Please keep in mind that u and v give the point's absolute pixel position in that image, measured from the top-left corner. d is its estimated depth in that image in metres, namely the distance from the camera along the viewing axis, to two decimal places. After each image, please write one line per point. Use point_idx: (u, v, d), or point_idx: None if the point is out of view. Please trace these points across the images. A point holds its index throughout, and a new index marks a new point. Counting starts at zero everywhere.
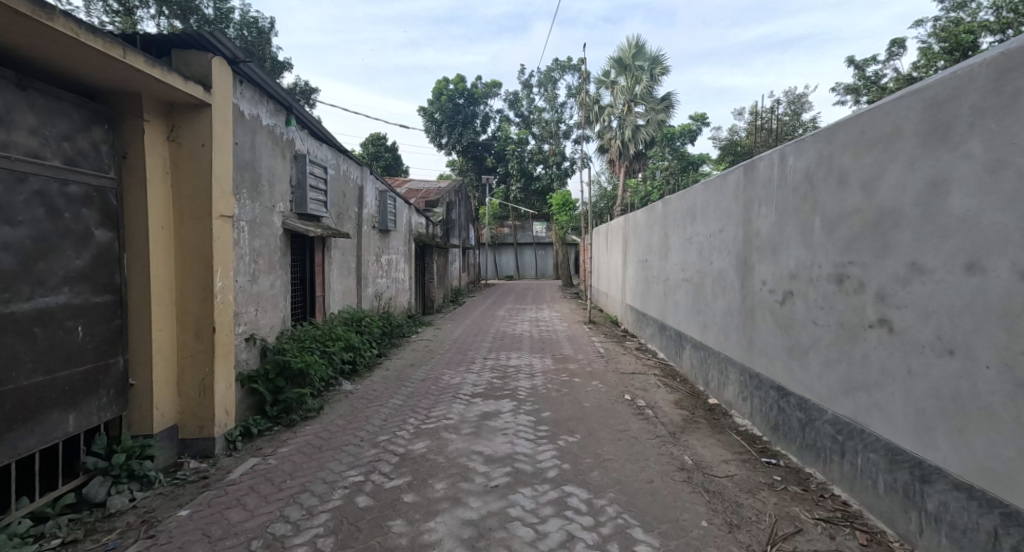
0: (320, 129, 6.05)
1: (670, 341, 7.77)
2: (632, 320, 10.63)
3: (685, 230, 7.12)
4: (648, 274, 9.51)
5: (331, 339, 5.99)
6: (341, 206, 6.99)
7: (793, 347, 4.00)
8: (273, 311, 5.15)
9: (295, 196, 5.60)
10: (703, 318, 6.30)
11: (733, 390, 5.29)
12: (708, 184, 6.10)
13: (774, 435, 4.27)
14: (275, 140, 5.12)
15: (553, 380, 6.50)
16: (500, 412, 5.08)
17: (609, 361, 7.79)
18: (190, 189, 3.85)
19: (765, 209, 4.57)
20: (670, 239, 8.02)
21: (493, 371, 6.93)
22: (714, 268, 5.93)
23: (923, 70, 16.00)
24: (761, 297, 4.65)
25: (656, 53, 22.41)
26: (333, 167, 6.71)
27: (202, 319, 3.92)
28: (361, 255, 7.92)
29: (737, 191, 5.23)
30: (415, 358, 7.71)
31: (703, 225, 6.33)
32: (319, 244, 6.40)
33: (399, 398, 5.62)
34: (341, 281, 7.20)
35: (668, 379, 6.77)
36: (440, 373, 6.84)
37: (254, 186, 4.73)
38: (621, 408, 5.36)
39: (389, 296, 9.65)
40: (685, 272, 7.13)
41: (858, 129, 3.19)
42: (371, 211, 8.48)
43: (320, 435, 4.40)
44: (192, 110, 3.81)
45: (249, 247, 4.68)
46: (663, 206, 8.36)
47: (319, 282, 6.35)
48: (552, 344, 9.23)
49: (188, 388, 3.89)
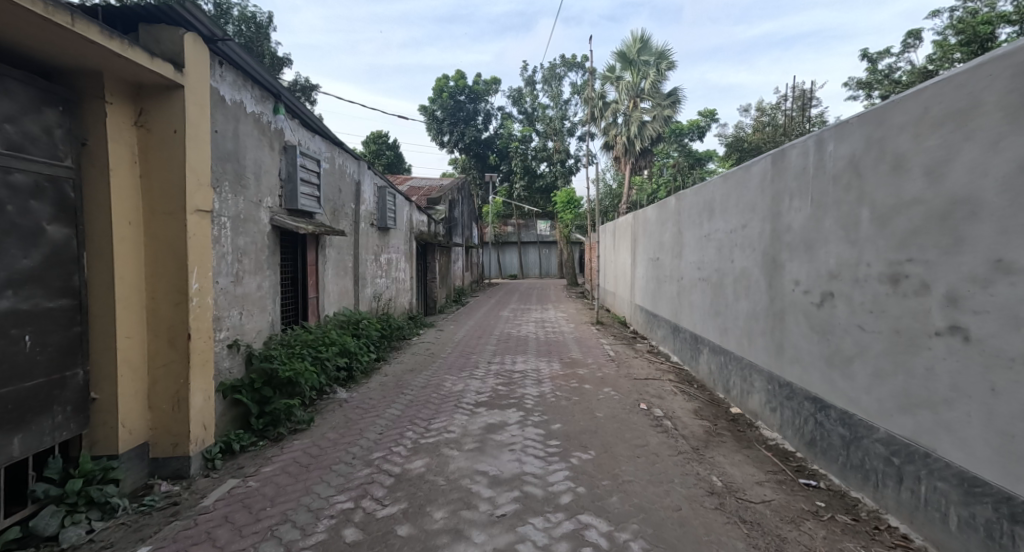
0: (313, 119, 5.66)
1: (686, 344, 7.34)
2: (642, 321, 10.21)
3: (702, 227, 6.69)
4: (659, 273, 9.07)
5: (325, 344, 5.61)
6: (336, 201, 6.60)
7: (833, 355, 3.58)
8: (260, 315, 4.76)
9: (285, 191, 5.20)
10: (723, 321, 5.87)
11: (759, 399, 4.87)
12: (729, 176, 5.67)
13: (811, 452, 3.85)
14: (262, 130, 4.73)
15: (561, 386, 6.09)
16: (506, 424, 4.68)
17: (620, 365, 7.38)
18: (161, 181, 3.47)
19: (798, 201, 4.14)
20: (684, 236, 7.60)
21: (498, 376, 6.52)
22: (736, 267, 5.51)
23: (939, 64, 15.44)
24: (792, 299, 4.23)
25: (663, 47, 21.95)
26: (328, 160, 6.32)
27: (176, 325, 3.53)
28: (358, 254, 7.53)
29: (763, 183, 4.80)
30: (415, 362, 7.31)
31: (723, 222, 5.90)
32: (313, 242, 6.01)
33: (397, 407, 5.22)
34: (337, 281, 6.82)
35: (685, 386, 6.35)
36: (442, 378, 6.44)
37: (238, 178, 4.35)
38: (637, 419, 4.94)
39: (389, 296, 9.27)
40: (702, 271, 6.70)
41: (920, 106, 2.78)
42: (369, 208, 8.08)
43: (309, 451, 4.01)
44: (161, 92, 3.42)
45: (232, 245, 4.30)
46: (677, 202, 7.93)
47: (312, 283, 5.96)
48: (559, 346, 8.82)
49: (160, 402, 3.50)
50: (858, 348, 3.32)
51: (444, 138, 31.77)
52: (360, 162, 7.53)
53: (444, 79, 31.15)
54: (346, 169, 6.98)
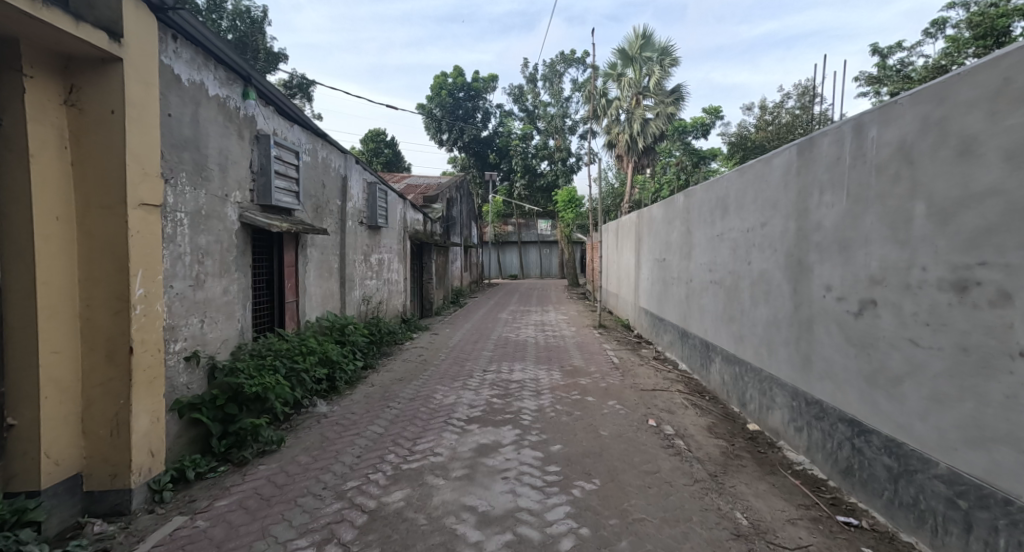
0: (290, 106, 5.17)
1: (696, 351, 6.85)
2: (647, 325, 9.72)
3: (714, 225, 6.20)
4: (666, 275, 8.60)
5: (304, 354, 5.12)
6: (318, 198, 6.12)
7: (877, 373, 3.10)
8: (226, 322, 4.29)
9: (257, 185, 4.73)
10: (739, 328, 5.39)
11: (781, 417, 4.39)
12: (746, 170, 5.18)
13: (847, 483, 3.37)
14: (230, 117, 4.25)
15: (562, 399, 5.61)
16: (500, 446, 4.20)
17: (625, 373, 6.88)
18: (97, 170, 2.99)
19: (830, 196, 3.66)
20: (693, 235, 7.12)
21: (494, 387, 6.03)
22: (754, 270, 5.02)
23: (952, 59, 14.89)
24: (823, 306, 3.74)
25: (666, 43, 21.48)
26: (309, 153, 5.83)
27: (115, 337, 3.04)
28: (345, 254, 7.05)
29: (787, 176, 4.31)
30: (406, 371, 6.82)
31: (739, 220, 5.41)
32: (291, 241, 5.52)
33: (381, 424, 4.74)
34: (321, 284, 6.35)
35: (695, 398, 5.85)
36: (432, 389, 5.96)
37: (200, 170, 3.87)
38: (646, 438, 4.45)
39: (380, 298, 8.79)
40: (714, 273, 6.21)
41: (999, 77, 2.30)
42: (358, 205, 7.61)
43: (275, 479, 3.52)
44: (95, 66, 2.93)
45: (192, 245, 3.82)
46: (685, 199, 7.45)
47: (290, 286, 5.47)
48: (560, 352, 8.34)
49: (96, 426, 3.02)
50: (909, 367, 2.83)
51: (444, 136, 31.36)
52: (346, 155, 7.04)
53: (443, 76, 30.71)
54: (331, 163, 6.51)
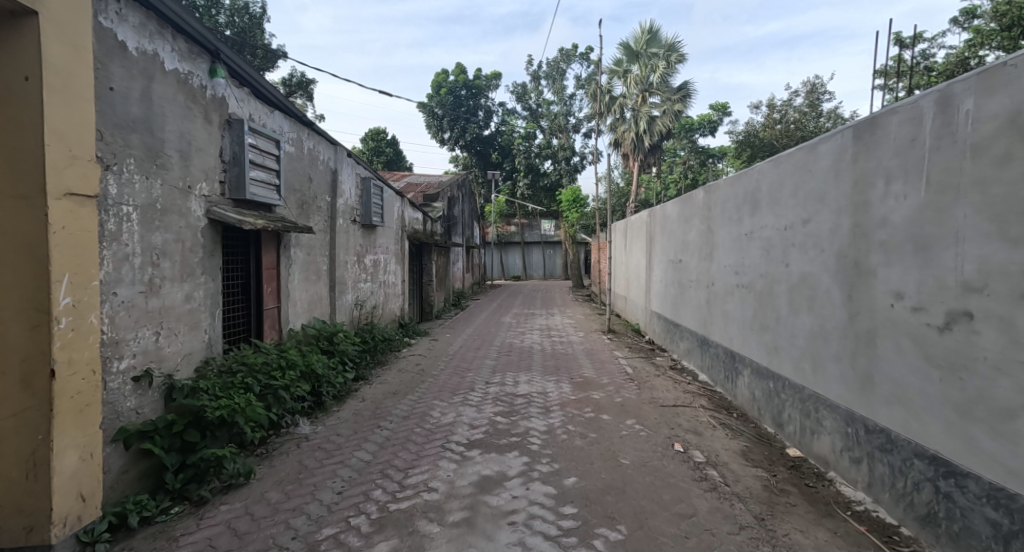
0: (269, 88, 4.58)
1: (720, 362, 6.26)
2: (661, 330, 9.13)
3: (742, 223, 5.61)
4: (682, 277, 8.01)
5: (285, 368, 4.53)
6: (303, 192, 5.55)
7: (977, 404, 2.49)
8: (190, 335, 3.71)
9: (229, 177, 4.14)
10: (775, 338, 4.79)
11: (831, 445, 3.79)
12: (784, 160, 4.59)
13: (930, 535, 2.77)
14: (195, 97, 3.68)
15: (573, 418, 5.02)
16: (505, 479, 3.61)
17: (641, 387, 6.29)
18: (11, 152, 2.44)
19: (902, 187, 3.07)
20: (716, 234, 6.53)
21: (497, 403, 5.44)
22: (795, 274, 4.43)
23: (975, 51, 14.23)
24: (891, 318, 3.14)
25: (673, 39, 20.87)
26: (292, 142, 5.25)
27: (33, 357, 2.47)
28: (335, 255, 6.47)
29: (839, 166, 3.71)
30: (401, 383, 6.25)
31: (774, 218, 4.81)
32: (271, 241, 4.94)
33: (369, 449, 4.16)
34: (307, 288, 5.77)
35: (722, 416, 5.25)
36: (430, 405, 5.38)
37: (156, 157, 3.30)
38: (674, 469, 3.86)
39: (375, 302, 8.21)
40: (742, 276, 5.61)
41: None
42: (350, 202, 7.04)
43: (236, 525, 2.94)
44: (4, 22, 2.37)
45: (145, 244, 3.24)
46: (706, 195, 6.87)
47: (270, 291, 4.89)
48: (568, 361, 7.75)
49: (9, 467, 2.46)
50: None
51: (444, 135, 30.80)
52: (336, 147, 6.47)
53: (444, 74, 30.16)
54: (318, 155, 5.93)
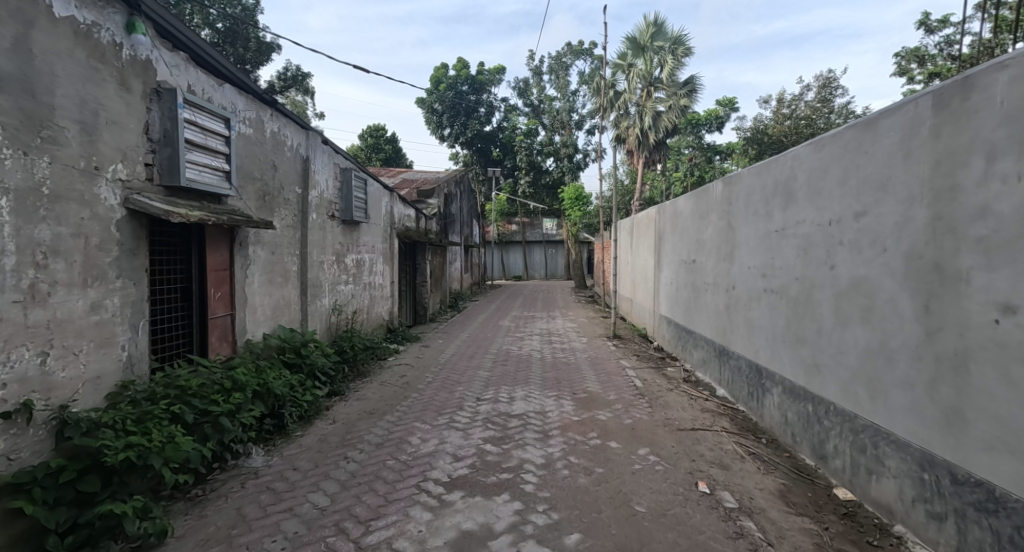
0: (214, 55, 3.84)
1: (743, 377, 5.53)
2: (671, 337, 8.40)
3: (772, 218, 4.86)
4: (696, 279, 7.28)
5: (234, 388, 3.79)
6: (264, 182, 4.82)
7: None
8: (100, 353, 2.99)
9: (159, 159, 3.42)
10: (816, 355, 4.04)
11: (898, 492, 3.04)
12: (829, 142, 3.86)
13: None
14: (105, 57, 2.95)
15: (575, 446, 4.28)
16: (491, 536, 2.88)
17: (653, 405, 5.54)
18: None
19: (1019, 166, 2.33)
20: (738, 231, 5.80)
21: (488, 425, 4.71)
22: (843, 278, 3.68)
23: (998, 41, 13.50)
24: (998, 337, 2.39)
25: (679, 32, 20.06)
26: (250, 123, 4.51)
27: None
28: (308, 255, 5.75)
29: (910, 143, 2.97)
30: (381, 400, 5.52)
31: (815, 211, 4.06)
32: (222, 237, 4.20)
33: (329, 490, 3.44)
34: (270, 291, 5.05)
35: (749, 443, 4.50)
36: (410, 428, 4.66)
37: (41, 128, 2.58)
38: (701, 520, 3.11)
39: (358, 307, 7.48)
40: (772, 279, 4.87)
41: None
42: (327, 195, 6.31)
43: None
44: None
45: (24, 240, 2.51)
46: (726, 187, 6.14)
47: (219, 296, 4.15)
48: (570, 372, 7.00)
49: None
50: None
51: (444, 131, 30.10)
52: (308, 132, 5.74)
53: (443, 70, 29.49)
54: (285, 140, 5.20)
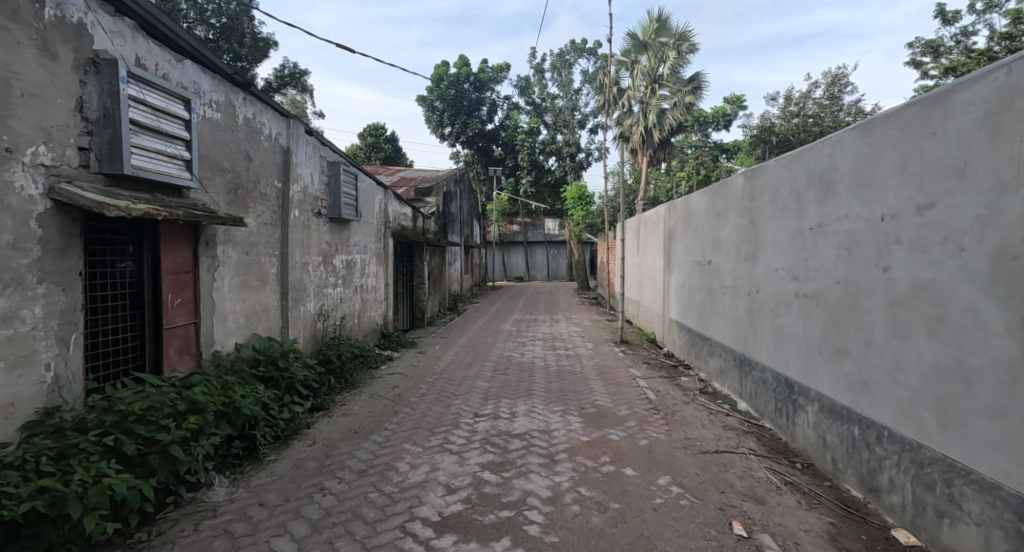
0: (169, 25, 3.33)
1: (770, 391, 4.98)
2: (683, 343, 7.86)
3: (806, 214, 4.33)
4: (712, 282, 6.74)
5: (192, 410, 3.26)
6: (235, 174, 4.30)
7: None
8: (15, 374, 2.47)
9: (98, 142, 2.90)
10: (863, 371, 3.51)
11: (983, 544, 2.51)
12: (882, 124, 3.34)
13: None
14: (19, 15, 2.44)
15: (586, 474, 3.75)
16: None
17: (670, 422, 5.00)
18: None
19: None
20: (762, 229, 5.26)
21: (487, 448, 4.19)
22: (901, 283, 3.14)
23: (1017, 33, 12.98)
24: None
25: (684, 28, 19.54)
26: (217, 107, 3.99)
27: None
28: (289, 256, 5.23)
29: (1001, 119, 2.46)
30: (369, 417, 4.99)
31: (862, 205, 3.53)
32: (182, 236, 3.68)
33: (298, 534, 2.91)
34: (244, 296, 4.52)
35: (783, 470, 3.97)
36: (398, 451, 4.12)
37: None
38: None
39: (348, 312, 6.96)
40: (805, 282, 4.33)
41: None
42: (311, 191, 5.79)
43: None
44: None
45: None
46: (748, 180, 5.61)
47: (178, 304, 3.63)
48: (577, 382, 6.47)
49: None
50: None
51: (444, 129, 29.61)
52: (289, 120, 5.21)
53: (444, 68, 29.01)
54: (261, 128, 4.68)
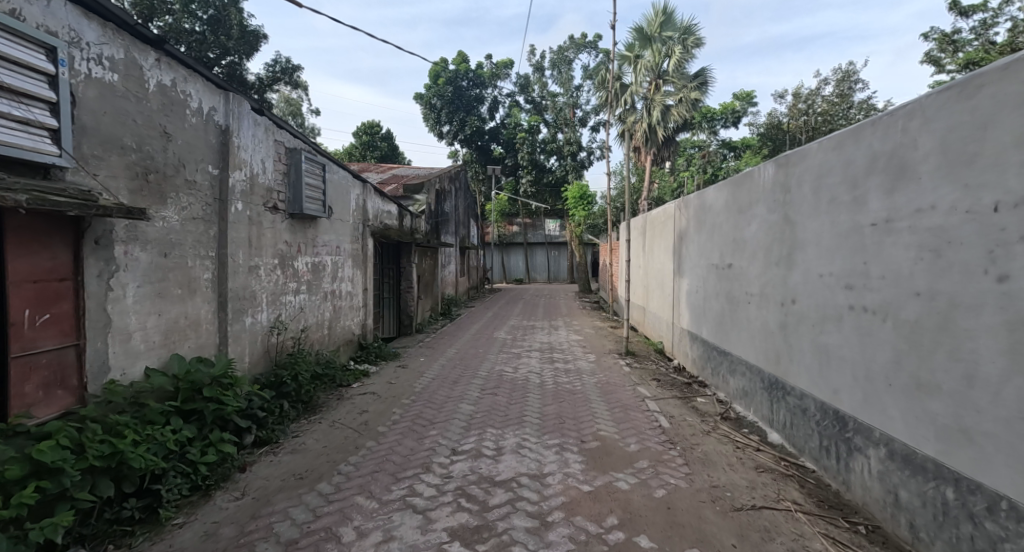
0: None
1: (813, 424, 4.05)
2: (698, 357, 6.92)
3: (865, 206, 3.42)
4: (733, 288, 5.82)
5: (42, 470, 2.37)
6: (148, 154, 3.41)
7: None
8: None
9: None
10: (961, 415, 2.60)
11: None
12: (997, 80, 2.44)
13: None
14: None
15: (587, 547, 2.84)
16: None
17: (691, 463, 4.08)
18: None
19: None
20: (801, 226, 4.34)
21: (460, 503, 3.28)
22: None
23: None
24: None
25: (690, 22, 18.63)
26: (114, 66, 3.12)
27: None
28: (229, 258, 4.32)
29: None
30: (320, 455, 4.05)
31: (958, 191, 2.63)
32: (50, 234, 2.84)
33: None
34: (162, 309, 3.62)
35: (844, 537, 3.05)
36: (345, 510, 3.20)
37: None
38: None
39: (313, 322, 6.05)
40: (865, 291, 3.41)
41: None
42: (261, 182, 4.88)
43: None
44: None
45: None
46: (782, 168, 4.69)
47: (45, 322, 2.81)
48: (577, 405, 5.55)
49: None
50: None
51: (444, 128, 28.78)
52: (227, 94, 4.31)
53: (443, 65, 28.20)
54: (186, 100, 3.79)
